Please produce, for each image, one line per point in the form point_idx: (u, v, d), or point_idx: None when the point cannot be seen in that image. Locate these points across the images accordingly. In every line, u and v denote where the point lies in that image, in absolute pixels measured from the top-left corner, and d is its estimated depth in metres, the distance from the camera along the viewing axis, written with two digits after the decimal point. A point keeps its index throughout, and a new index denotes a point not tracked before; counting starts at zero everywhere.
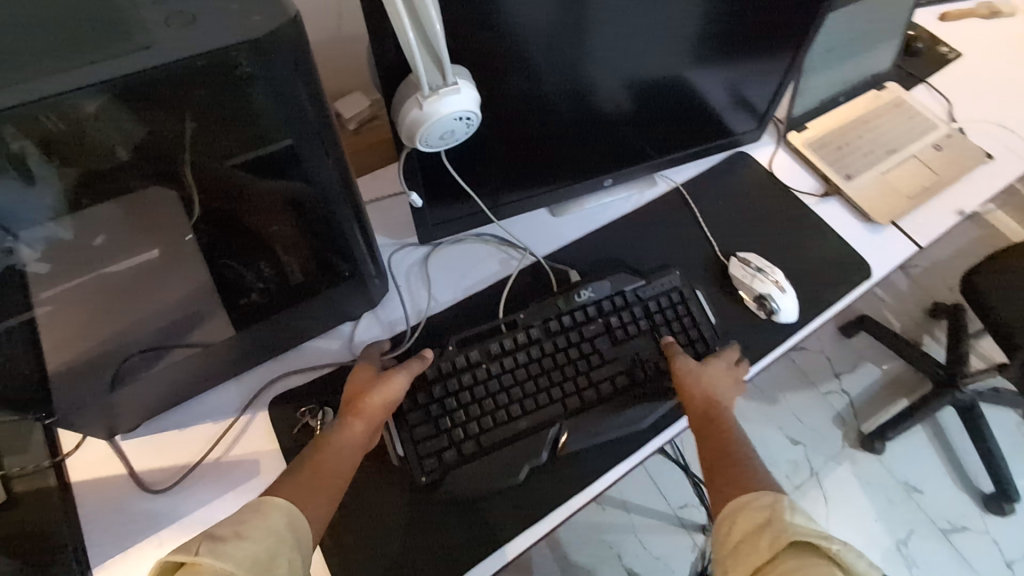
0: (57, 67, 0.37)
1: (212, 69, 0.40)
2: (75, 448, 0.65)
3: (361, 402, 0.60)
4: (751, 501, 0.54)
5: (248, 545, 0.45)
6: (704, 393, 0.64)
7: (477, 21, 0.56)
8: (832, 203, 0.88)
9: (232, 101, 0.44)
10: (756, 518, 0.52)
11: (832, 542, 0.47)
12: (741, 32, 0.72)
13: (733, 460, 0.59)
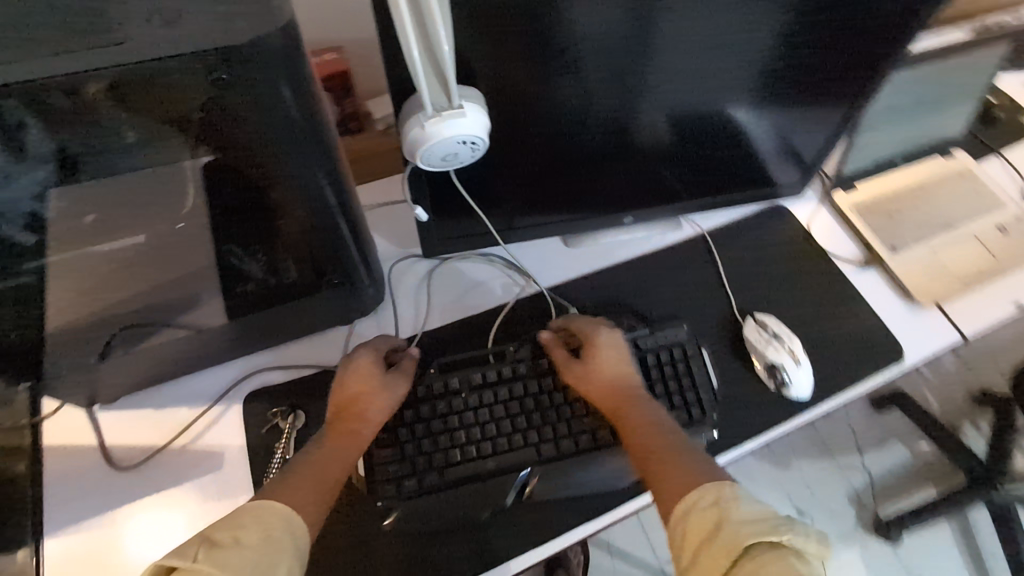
0: (35, 55, 0.37)
1: (188, 72, 0.40)
2: (54, 412, 0.66)
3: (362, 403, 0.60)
4: (695, 502, 0.51)
5: (246, 553, 0.45)
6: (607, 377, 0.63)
7: (496, 42, 0.53)
8: (871, 272, 0.81)
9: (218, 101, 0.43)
10: (704, 521, 0.49)
11: (779, 533, 0.46)
12: (787, 82, 0.67)
13: (657, 448, 0.57)
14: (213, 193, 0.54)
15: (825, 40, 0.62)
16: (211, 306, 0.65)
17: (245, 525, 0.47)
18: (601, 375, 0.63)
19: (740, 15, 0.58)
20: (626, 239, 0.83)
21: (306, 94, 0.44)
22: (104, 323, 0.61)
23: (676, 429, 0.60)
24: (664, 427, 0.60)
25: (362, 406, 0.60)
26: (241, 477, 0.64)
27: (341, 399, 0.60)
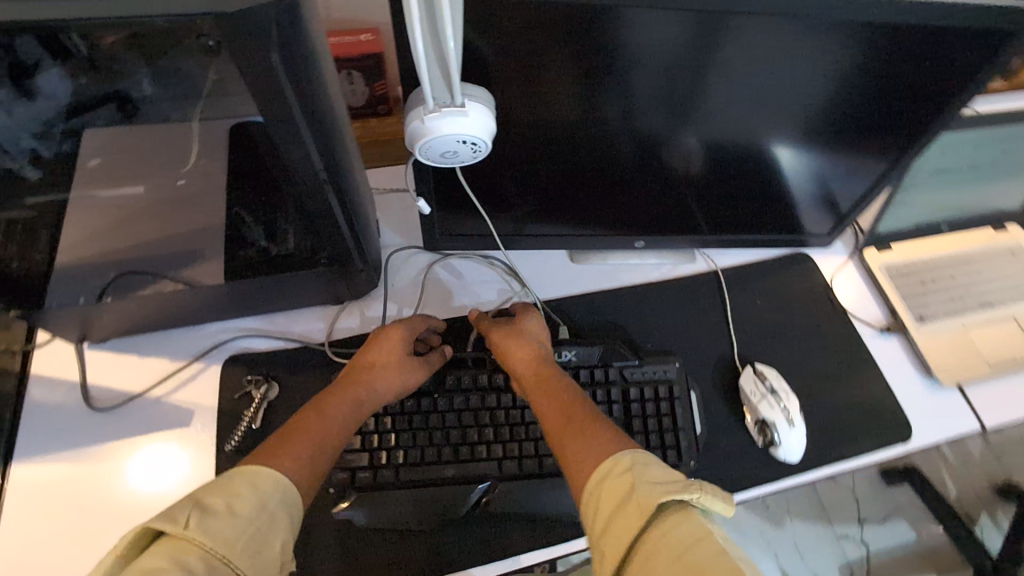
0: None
1: (181, 31, 0.40)
2: (45, 343, 0.69)
3: (374, 375, 0.60)
4: (607, 473, 0.47)
5: (239, 523, 0.43)
6: (525, 352, 0.62)
7: (513, 45, 0.51)
8: (891, 340, 0.76)
9: (212, 61, 0.43)
10: (618, 487, 0.46)
11: (689, 491, 0.44)
12: (826, 126, 0.62)
13: (577, 421, 0.54)
14: (229, 157, 0.55)
15: (871, 88, 0.58)
16: (210, 266, 0.65)
17: (240, 493, 0.44)
18: (518, 343, 0.63)
19: (784, 53, 0.54)
20: (635, 264, 0.80)
21: (297, 65, 0.44)
22: (99, 266, 0.62)
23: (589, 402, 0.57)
24: (587, 402, 0.57)
25: (377, 381, 0.60)
26: (205, 437, 0.65)
27: (360, 366, 0.60)
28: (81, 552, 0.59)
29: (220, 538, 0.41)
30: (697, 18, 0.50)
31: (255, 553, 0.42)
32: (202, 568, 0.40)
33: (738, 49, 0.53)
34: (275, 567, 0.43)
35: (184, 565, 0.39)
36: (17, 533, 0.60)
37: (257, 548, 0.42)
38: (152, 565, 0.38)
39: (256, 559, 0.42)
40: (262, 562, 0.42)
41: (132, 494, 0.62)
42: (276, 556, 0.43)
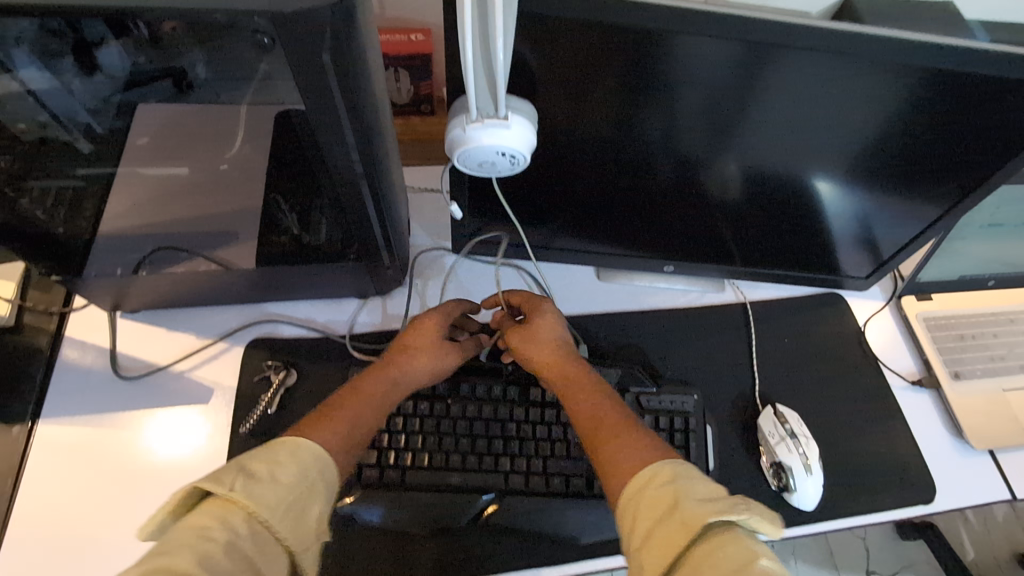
0: None
1: (239, 26, 0.40)
2: (82, 308, 0.71)
3: (411, 357, 0.60)
4: (647, 482, 0.46)
5: (281, 490, 0.43)
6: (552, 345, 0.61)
7: (564, 61, 0.51)
8: (922, 395, 0.73)
9: (266, 56, 0.44)
10: (660, 500, 0.43)
11: (736, 511, 0.41)
12: (877, 168, 0.60)
13: (609, 422, 0.53)
14: (273, 145, 0.56)
15: (929, 133, 0.56)
16: (243, 249, 0.66)
17: (281, 461, 0.45)
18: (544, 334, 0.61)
19: (830, 92, 0.53)
20: (662, 288, 0.79)
21: (346, 71, 0.44)
22: (139, 239, 0.64)
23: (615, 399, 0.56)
24: (618, 405, 0.55)
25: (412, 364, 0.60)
26: (222, 416, 0.66)
27: (398, 348, 0.61)
28: (94, 516, 0.61)
29: (265, 503, 0.42)
30: (741, 49, 0.50)
31: (295, 519, 0.42)
32: (244, 530, 0.40)
33: (784, 84, 0.52)
34: (311, 536, 0.44)
35: (229, 526, 0.40)
36: (37, 489, 0.62)
37: (297, 515, 0.43)
38: (199, 522, 0.39)
39: (296, 525, 0.43)
40: (299, 531, 0.43)
41: (147, 465, 0.64)
42: (314, 527, 0.44)
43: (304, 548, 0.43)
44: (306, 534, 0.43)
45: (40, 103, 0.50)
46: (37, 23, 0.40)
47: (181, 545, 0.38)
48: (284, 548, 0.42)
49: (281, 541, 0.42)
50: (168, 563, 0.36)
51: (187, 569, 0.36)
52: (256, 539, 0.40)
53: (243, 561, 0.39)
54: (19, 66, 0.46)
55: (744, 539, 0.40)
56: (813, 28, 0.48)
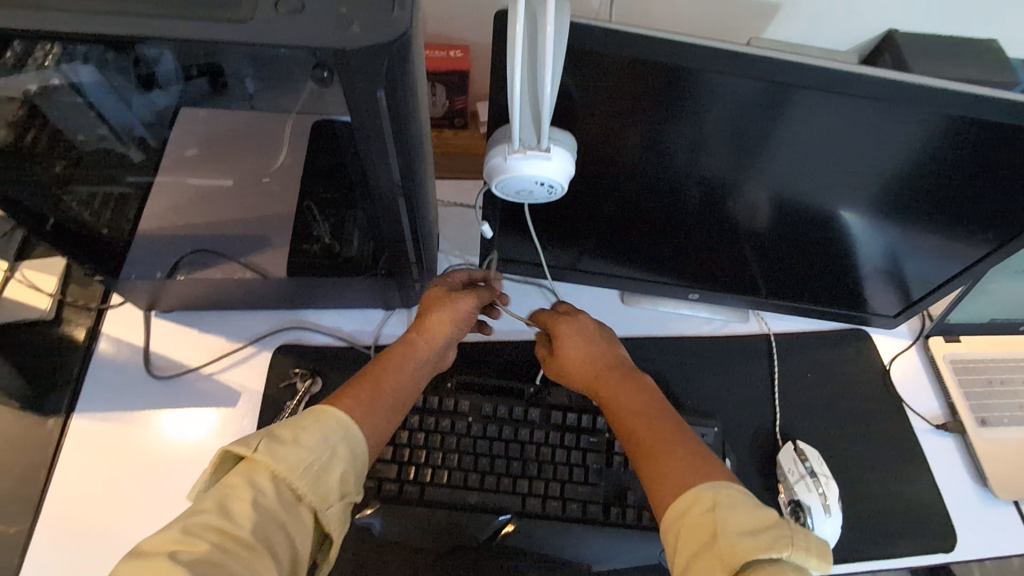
0: (163, 14, 0.39)
1: (296, 59, 0.42)
2: (117, 305, 0.73)
3: (426, 317, 0.61)
4: (691, 505, 0.46)
5: (301, 450, 0.46)
6: (600, 357, 0.61)
7: (604, 96, 0.52)
8: (946, 439, 0.72)
9: (320, 88, 0.45)
10: (701, 529, 0.44)
11: (780, 549, 0.42)
12: (915, 214, 0.60)
13: (654, 438, 0.53)
14: (307, 154, 0.57)
15: (971, 183, 0.55)
16: (277, 256, 0.68)
17: (305, 426, 0.48)
18: (591, 347, 0.62)
19: (863, 137, 0.53)
20: (686, 314, 0.79)
21: (399, 106, 0.45)
22: (177, 240, 0.66)
23: (669, 412, 0.56)
24: (667, 419, 0.54)
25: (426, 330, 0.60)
26: (248, 420, 0.68)
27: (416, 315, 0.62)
28: (123, 512, 0.63)
29: (285, 462, 0.45)
30: (774, 93, 0.50)
31: (315, 479, 0.45)
32: (271, 489, 0.44)
33: (816, 127, 0.53)
34: (332, 494, 0.46)
35: (257, 485, 0.44)
36: (70, 482, 0.64)
37: (317, 476, 0.46)
38: (229, 482, 0.44)
39: (316, 484, 0.45)
40: (321, 490, 0.45)
41: (175, 464, 0.66)
42: (335, 486, 0.46)
43: (328, 505, 0.46)
44: (328, 492, 0.46)
45: (99, 115, 0.52)
46: (103, 50, 0.42)
47: (216, 503, 0.42)
48: (308, 505, 0.45)
49: (304, 499, 0.45)
50: (204, 518, 0.41)
51: (220, 523, 0.41)
52: (282, 497, 0.44)
53: (269, 517, 0.43)
54: (84, 83, 0.48)
55: (787, 574, 0.41)
56: (847, 72, 0.48)
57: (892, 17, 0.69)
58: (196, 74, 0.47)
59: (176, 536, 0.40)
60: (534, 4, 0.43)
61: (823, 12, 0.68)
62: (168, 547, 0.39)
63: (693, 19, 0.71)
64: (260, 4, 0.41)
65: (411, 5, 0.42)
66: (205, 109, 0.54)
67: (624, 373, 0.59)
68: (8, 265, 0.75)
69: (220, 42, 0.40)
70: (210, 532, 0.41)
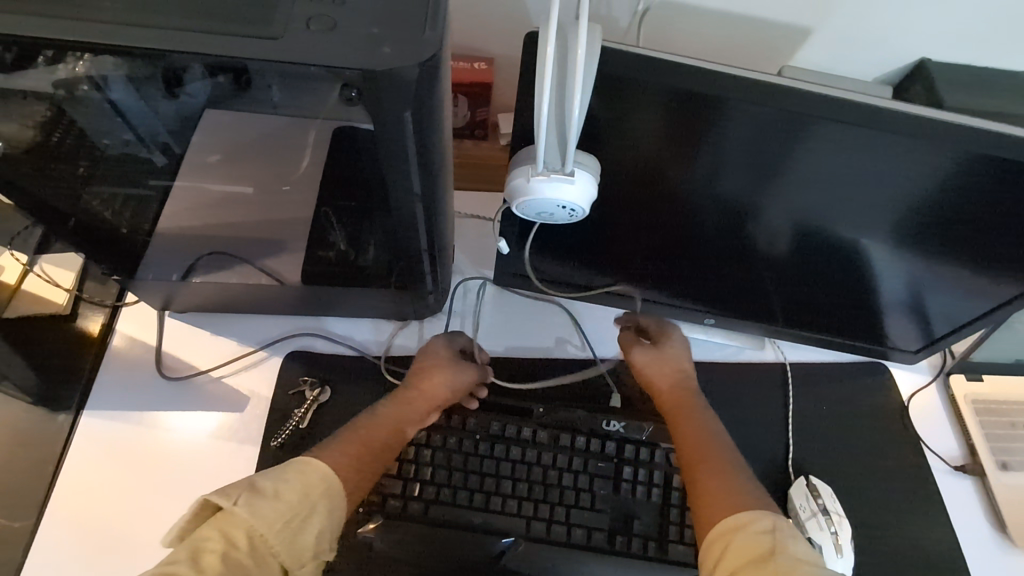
0: (196, 31, 0.40)
1: (324, 79, 0.41)
2: (132, 303, 0.74)
3: (422, 378, 0.64)
4: (748, 523, 0.49)
5: (281, 507, 0.46)
6: (676, 377, 0.66)
7: (631, 121, 0.51)
8: (963, 482, 0.70)
9: (346, 108, 0.45)
10: (756, 545, 0.47)
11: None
12: (945, 252, 0.58)
13: (715, 459, 0.56)
14: (326, 163, 0.56)
15: (1008, 226, 0.53)
16: (292, 262, 0.68)
17: (288, 479, 0.48)
18: (667, 369, 0.67)
19: (890, 173, 0.52)
20: (701, 339, 0.77)
21: (423, 127, 0.45)
22: (194, 243, 0.66)
23: (733, 445, 0.59)
24: (731, 450, 0.58)
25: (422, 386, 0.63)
26: (256, 426, 0.68)
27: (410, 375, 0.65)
28: (128, 513, 0.63)
29: (264, 519, 0.44)
30: (798, 127, 0.49)
31: (291, 537, 0.45)
32: (243, 544, 0.43)
33: (840, 161, 0.52)
34: (305, 553, 0.46)
35: (231, 539, 0.43)
36: (77, 481, 0.64)
37: (293, 534, 0.45)
38: (202, 535, 0.43)
39: (291, 544, 0.45)
40: (295, 549, 0.45)
41: (182, 468, 0.65)
42: (310, 546, 0.46)
43: (301, 564, 0.46)
44: (303, 551, 0.46)
45: (126, 122, 0.52)
46: (132, 63, 0.42)
47: (187, 555, 0.42)
48: (280, 564, 0.45)
49: (277, 557, 0.44)
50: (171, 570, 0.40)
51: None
52: (254, 554, 0.43)
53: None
54: (112, 92, 0.48)
55: None
56: (876, 107, 0.47)
57: (928, 45, 0.67)
58: (225, 81, 0.45)
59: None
60: (565, 30, 0.44)
61: (856, 38, 0.67)
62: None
63: (722, 39, 0.69)
64: (293, 21, 0.41)
65: (442, 25, 0.41)
66: (223, 108, 0.50)
67: (693, 400, 0.64)
68: (27, 258, 0.76)
69: (253, 61, 0.40)
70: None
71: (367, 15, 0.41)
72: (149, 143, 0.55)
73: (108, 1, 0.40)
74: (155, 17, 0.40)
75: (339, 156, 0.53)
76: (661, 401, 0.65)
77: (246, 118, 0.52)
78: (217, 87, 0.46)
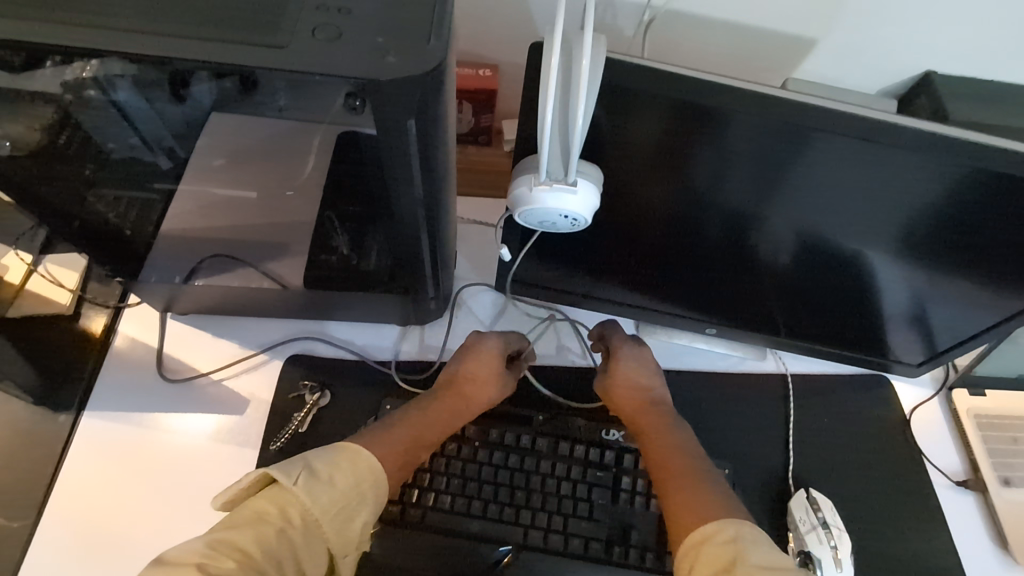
0: (203, 37, 0.40)
1: (330, 86, 0.42)
2: (135, 304, 0.74)
3: (468, 382, 0.64)
4: (713, 535, 0.50)
5: (333, 493, 0.48)
6: (639, 389, 0.65)
7: (634, 131, 0.51)
8: (965, 497, 0.70)
9: (350, 114, 0.45)
10: (718, 557, 0.48)
11: None
12: (949, 267, 0.58)
13: (683, 474, 0.57)
14: (330, 168, 0.56)
15: (1012, 241, 0.53)
16: (294, 265, 0.68)
17: (340, 467, 0.50)
18: (630, 380, 0.65)
19: (892, 186, 0.52)
20: (702, 348, 0.77)
21: (428, 135, 0.45)
22: (198, 245, 0.66)
23: (700, 454, 0.60)
24: (699, 461, 0.59)
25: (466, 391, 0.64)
26: (256, 429, 0.68)
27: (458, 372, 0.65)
28: (126, 514, 0.63)
29: (318, 502, 0.47)
30: (801, 139, 0.49)
31: (340, 524, 0.47)
32: (297, 522, 0.46)
33: (844, 173, 0.52)
34: (351, 542, 0.48)
35: (287, 516, 0.46)
36: (77, 480, 0.64)
37: (342, 521, 0.48)
38: (260, 508, 0.45)
39: (340, 531, 0.48)
40: (344, 534, 0.48)
41: (181, 469, 0.66)
42: (356, 535, 0.48)
43: (346, 551, 0.48)
44: (349, 539, 0.48)
45: (133, 126, 0.53)
46: (138, 67, 0.42)
47: (246, 522, 0.44)
48: (326, 548, 0.47)
49: (327, 542, 0.47)
50: (230, 536, 0.43)
51: (246, 545, 0.43)
52: (306, 533, 0.46)
53: (290, 553, 0.45)
54: (120, 96, 0.48)
55: None
56: (880, 121, 0.47)
57: (932, 59, 0.67)
58: (231, 85, 0.45)
59: (203, 549, 0.42)
60: (570, 41, 0.44)
61: (860, 50, 0.67)
62: (194, 560, 0.41)
63: (726, 50, 0.69)
64: (299, 29, 0.41)
65: (447, 35, 0.42)
66: (228, 112, 0.51)
67: (660, 411, 0.64)
68: (32, 259, 0.77)
69: (259, 69, 0.40)
70: (234, 553, 0.42)
71: (372, 24, 0.42)
72: (154, 145, 0.56)
73: (117, 7, 0.41)
74: (164, 23, 0.40)
75: (343, 162, 0.53)
76: (627, 415, 0.64)
77: (251, 123, 0.52)
78: (222, 92, 0.47)
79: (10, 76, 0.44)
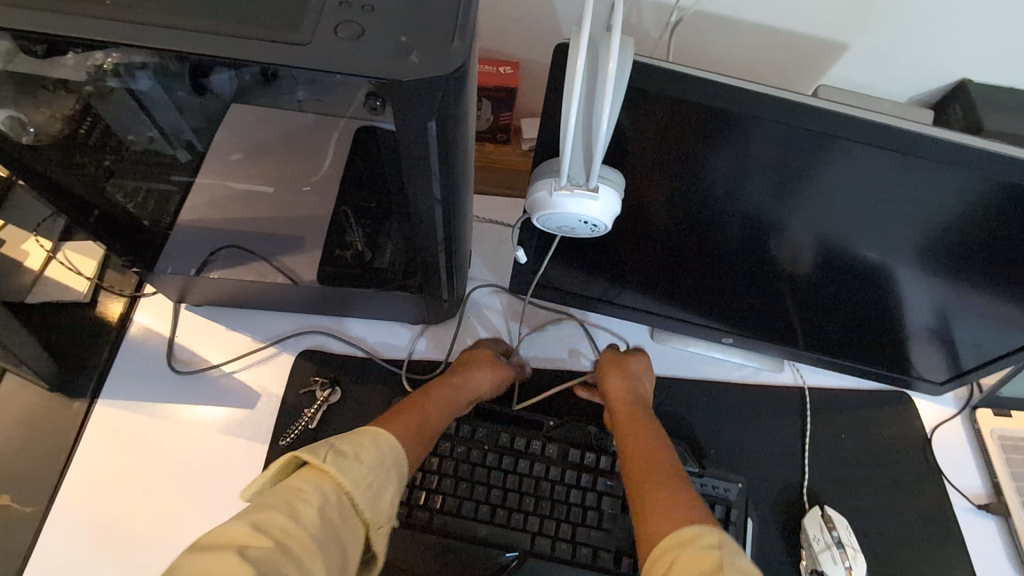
0: (224, 32, 0.39)
1: (351, 86, 0.41)
2: (151, 293, 0.75)
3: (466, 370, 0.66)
4: (694, 537, 0.46)
5: (364, 469, 0.48)
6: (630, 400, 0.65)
7: (660, 135, 0.50)
8: (986, 521, 0.68)
9: (370, 113, 0.44)
10: (702, 558, 0.44)
11: None
12: (982, 285, 0.56)
13: (662, 476, 0.55)
14: (348, 162, 0.55)
15: None
16: (308, 260, 0.68)
17: (365, 444, 0.50)
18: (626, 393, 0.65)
19: (925, 197, 0.49)
20: (717, 357, 0.76)
21: (448, 137, 0.44)
22: (213, 236, 0.66)
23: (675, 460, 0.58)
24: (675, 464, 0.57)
25: (469, 382, 0.65)
26: (266, 422, 0.68)
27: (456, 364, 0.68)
28: (139, 505, 0.63)
29: (352, 478, 0.47)
30: (826, 146, 0.48)
31: (373, 497, 0.47)
32: (334, 499, 0.46)
33: (864, 186, 0.50)
34: (384, 514, 0.48)
35: (321, 492, 0.45)
36: (90, 468, 0.65)
37: (374, 496, 0.47)
38: (294, 485, 0.45)
39: (374, 505, 0.47)
40: (377, 508, 0.47)
41: (193, 461, 0.66)
42: (388, 507, 0.48)
43: (380, 524, 0.48)
44: (381, 511, 0.48)
45: (151, 120, 0.53)
46: (162, 60, 0.42)
47: (282, 502, 0.44)
48: (362, 521, 0.46)
49: (361, 516, 0.46)
50: (269, 517, 0.43)
51: (286, 524, 0.42)
52: (341, 509, 0.46)
53: (330, 528, 0.44)
54: (141, 89, 0.48)
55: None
56: (909, 131, 0.45)
57: (970, 67, 0.64)
58: (250, 79, 0.44)
59: (246, 530, 0.41)
60: (595, 43, 0.43)
61: (895, 56, 0.64)
62: (239, 540, 0.40)
63: (756, 52, 0.67)
64: (321, 25, 0.41)
65: (471, 35, 0.41)
66: (247, 105, 0.50)
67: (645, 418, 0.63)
68: (52, 246, 0.78)
69: (280, 65, 0.40)
70: (275, 533, 0.42)
71: (396, 23, 0.41)
72: (170, 137, 0.55)
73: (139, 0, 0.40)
74: (185, 17, 0.40)
75: (361, 160, 0.53)
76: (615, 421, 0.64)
77: (268, 117, 0.52)
78: (242, 86, 0.46)
79: (34, 67, 0.44)
